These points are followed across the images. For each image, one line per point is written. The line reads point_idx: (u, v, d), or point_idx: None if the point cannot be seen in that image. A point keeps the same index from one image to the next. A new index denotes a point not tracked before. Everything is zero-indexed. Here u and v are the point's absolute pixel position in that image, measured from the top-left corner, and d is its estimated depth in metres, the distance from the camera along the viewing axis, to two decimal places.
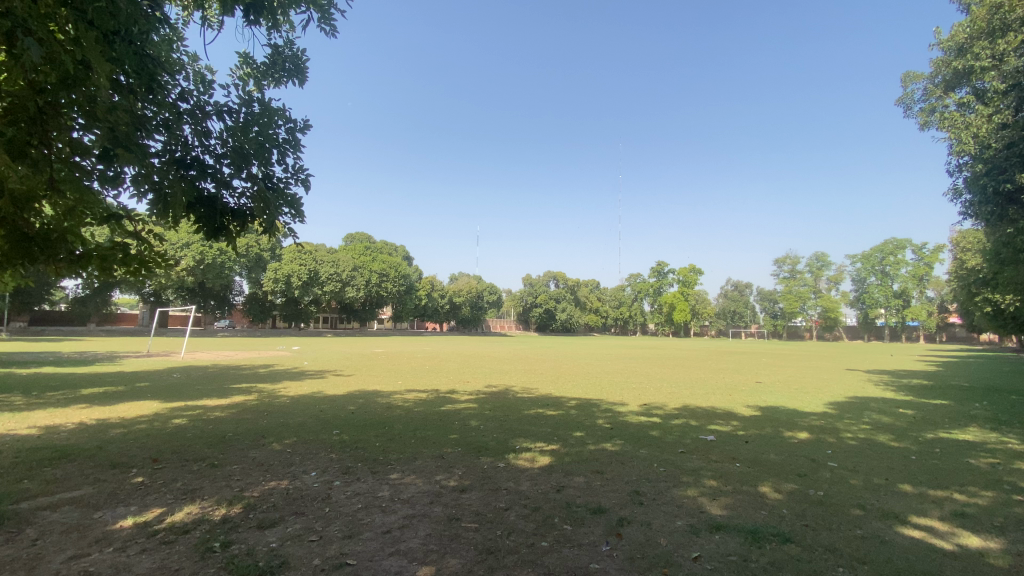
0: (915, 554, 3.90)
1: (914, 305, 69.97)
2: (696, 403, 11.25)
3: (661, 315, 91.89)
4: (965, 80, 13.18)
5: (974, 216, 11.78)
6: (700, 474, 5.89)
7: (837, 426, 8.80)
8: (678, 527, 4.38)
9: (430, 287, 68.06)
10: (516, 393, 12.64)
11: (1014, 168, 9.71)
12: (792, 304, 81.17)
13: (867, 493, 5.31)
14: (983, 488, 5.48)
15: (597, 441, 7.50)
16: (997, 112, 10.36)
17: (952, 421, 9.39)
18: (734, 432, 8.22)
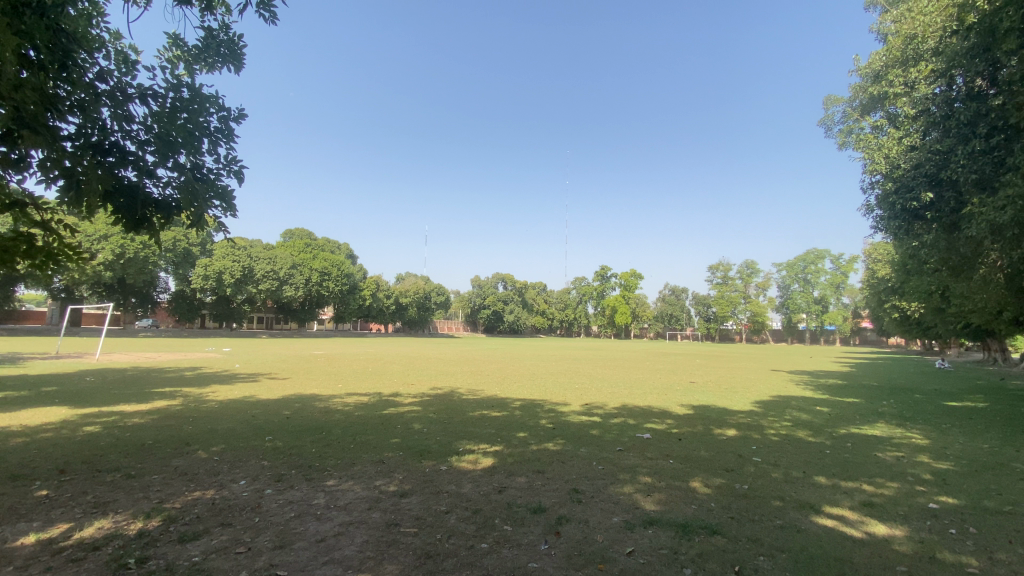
0: (828, 541, 4.24)
1: (831, 311, 76.10)
2: (635, 402, 11.65)
3: (604, 318, 94.62)
4: (879, 105, 14.51)
5: (884, 230, 12.94)
6: (637, 471, 6.11)
7: (761, 423, 9.41)
8: (614, 523, 4.52)
9: (376, 286, 66.47)
10: (461, 395, 12.57)
11: (920, 187, 10.64)
12: (724, 308, 85.99)
13: (786, 485, 5.71)
14: (888, 479, 6.03)
15: (539, 441, 7.59)
16: (909, 135, 11.40)
17: (862, 418, 10.28)
18: (669, 430, 8.59)
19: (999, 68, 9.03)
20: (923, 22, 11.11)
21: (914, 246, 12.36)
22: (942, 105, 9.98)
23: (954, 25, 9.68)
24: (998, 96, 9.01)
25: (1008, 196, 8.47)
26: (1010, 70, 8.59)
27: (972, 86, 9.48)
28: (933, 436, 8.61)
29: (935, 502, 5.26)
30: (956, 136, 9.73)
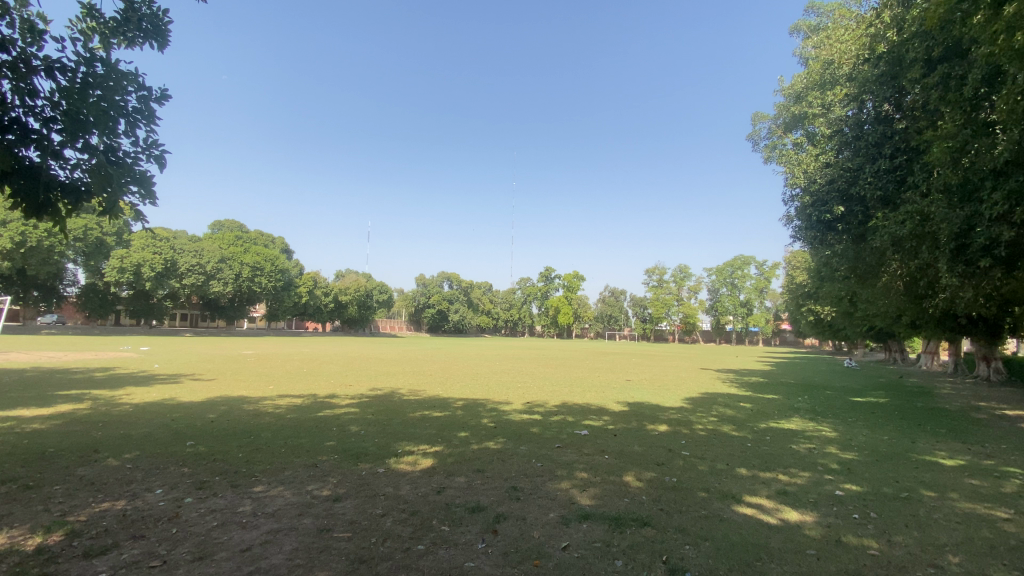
0: (747, 528, 4.53)
1: (755, 313, 81.56)
2: (574, 400, 11.92)
3: (548, 318, 96.31)
4: (799, 124, 15.72)
5: (802, 239, 14.03)
6: (574, 467, 6.27)
7: (691, 419, 9.92)
8: (550, 519, 4.60)
9: (313, 283, 63.85)
10: (401, 396, 12.34)
11: (834, 201, 11.65)
12: (660, 309, 89.95)
13: (711, 477, 6.05)
14: (801, 469, 6.55)
15: (480, 441, 7.60)
16: (825, 153, 12.43)
17: (780, 413, 11.08)
18: (605, 426, 8.85)
19: (903, 96, 10.05)
20: (839, 50, 12.15)
21: (828, 255, 13.49)
22: (854, 126, 10.97)
23: (866, 54, 10.67)
24: (902, 121, 10.02)
25: (908, 212, 9.43)
26: (913, 97, 9.57)
27: (880, 111, 10.48)
28: (840, 428, 9.43)
29: (841, 490, 5.77)
30: (865, 155, 10.71)
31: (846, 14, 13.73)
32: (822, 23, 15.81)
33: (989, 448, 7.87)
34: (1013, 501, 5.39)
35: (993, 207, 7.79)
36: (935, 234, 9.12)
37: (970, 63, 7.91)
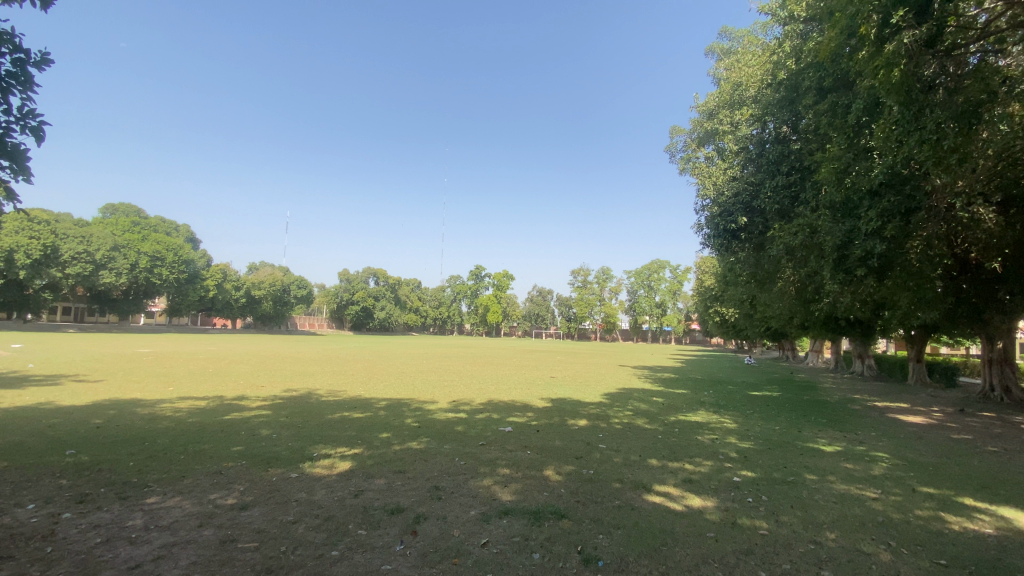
0: (655, 516, 4.82)
1: (669, 314, 86.90)
2: (499, 398, 12.01)
3: (477, 316, 96.51)
4: (711, 140, 16.95)
5: (710, 246, 15.18)
6: (496, 463, 6.33)
7: (609, 413, 10.39)
8: (471, 516, 4.63)
9: (223, 275, 59.24)
10: (318, 397, 11.79)
11: (738, 212, 12.69)
12: (583, 309, 93.24)
13: (625, 468, 6.38)
14: (705, 458, 7.09)
15: (402, 441, 7.45)
16: (733, 167, 13.51)
17: (688, 406, 11.90)
18: (528, 422, 9.03)
19: (798, 120, 11.17)
20: (747, 74, 13.26)
21: (732, 261, 14.69)
22: (757, 144, 12.02)
23: (769, 79, 11.75)
24: (797, 143, 11.14)
25: (800, 225, 10.49)
26: (806, 121, 10.66)
27: (779, 132, 11.56)
28: (740, 420, 10.31)
29: (738, 476, 6.31)
30: (766, 171, 11.78)
31: (753, 41, 15.03)
32: (733, 48, 17.20)
33: (859, 435, 8.97)
34: (876, 481, 6.20)
35: (869, 223, 8.88)
36: (820, 245, 10.25)
37: (854, 94, 8.96)
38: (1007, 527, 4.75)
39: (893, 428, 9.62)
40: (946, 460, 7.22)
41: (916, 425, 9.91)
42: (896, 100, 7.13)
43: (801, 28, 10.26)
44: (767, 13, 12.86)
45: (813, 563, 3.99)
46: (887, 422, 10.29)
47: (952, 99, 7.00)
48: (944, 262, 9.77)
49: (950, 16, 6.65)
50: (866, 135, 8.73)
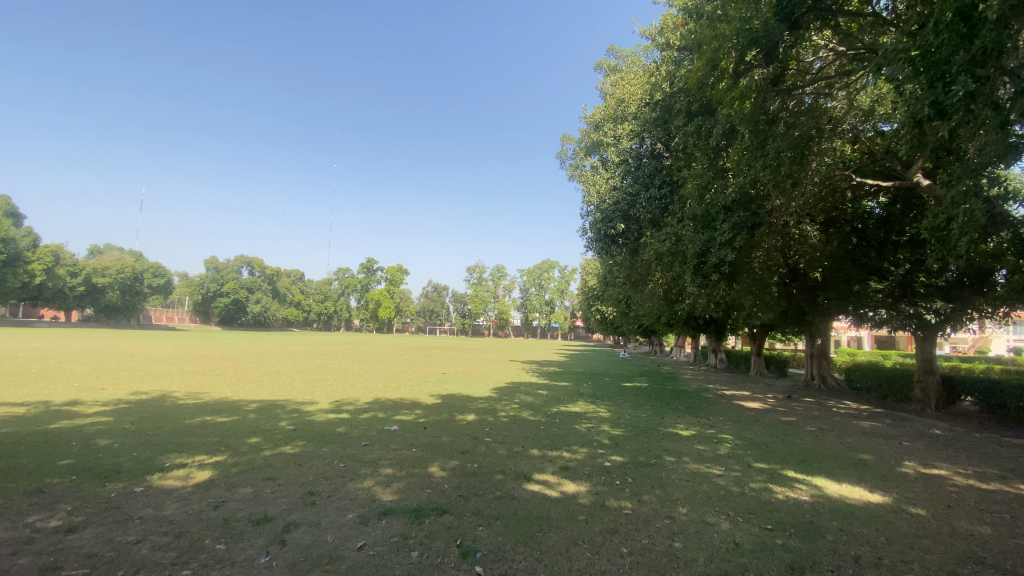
0: (533, 504, 5.05)
1: (557, 311, 91.02)
2: (386, 396, 11.67)
3: (366, 312, 92.64)
4: (596, 150, 18.10)
5: (592, 249, 16.36)
6: (378, 463, 6.16)
7: (496, 407, 10.64)
8: (348, 520, 4.45)
9: (54, 259, 50.02)
10: (176, 400, 10.49)
11: (617, 219, 14.11)
12: (476, 305, 94.23)
13: (507, 460, 6.59)
14: (582, 446, 7.58)
15: (275, 446, 6.92)
16: (614, 177, 14.58)
17: (570, 398, 12.60)
18: (415, 420, 8.91)
19: (670, 139, 12.30)
20: (629, 92, 14.30)
21: (612, 264, 15.95)
22: (636, 158, 13.08)
23: (647, 98, 12.78)
24: (669, 159, 12.30)
25: (669, 234, 11.66)
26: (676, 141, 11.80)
27: (655, 148, 12.64)
28: (614, 409, 11.18)
29: (609, 461, 6.85)
30: (642, 183, 12.98)
31: (636, 62, 16.31)
32: (618, 66, 18.44)
33: (711, 420, 10.22)
34: (721, 459, 7.11)
35: (723, 235, 10.07)
36: (683, 253, 11.46)
37: (715, 120, 10.01)
38: (816, 493, 5.75)
39: (736, 413, 11.09)
40: (774, 439, 8.52)
41: (754, 410, 11.55)
42: (746, 128, 8.20)
43: (675, 55, 11.23)
44: (647, 38, 13.97)
45: (667, 536, 4.47)
46: (733, 408, 11.83)
47: (789, 132, 8.22)
48: (778, 271, 11.52)
49: (789, 62, 7.82)
50: (723, 157, 9.90)
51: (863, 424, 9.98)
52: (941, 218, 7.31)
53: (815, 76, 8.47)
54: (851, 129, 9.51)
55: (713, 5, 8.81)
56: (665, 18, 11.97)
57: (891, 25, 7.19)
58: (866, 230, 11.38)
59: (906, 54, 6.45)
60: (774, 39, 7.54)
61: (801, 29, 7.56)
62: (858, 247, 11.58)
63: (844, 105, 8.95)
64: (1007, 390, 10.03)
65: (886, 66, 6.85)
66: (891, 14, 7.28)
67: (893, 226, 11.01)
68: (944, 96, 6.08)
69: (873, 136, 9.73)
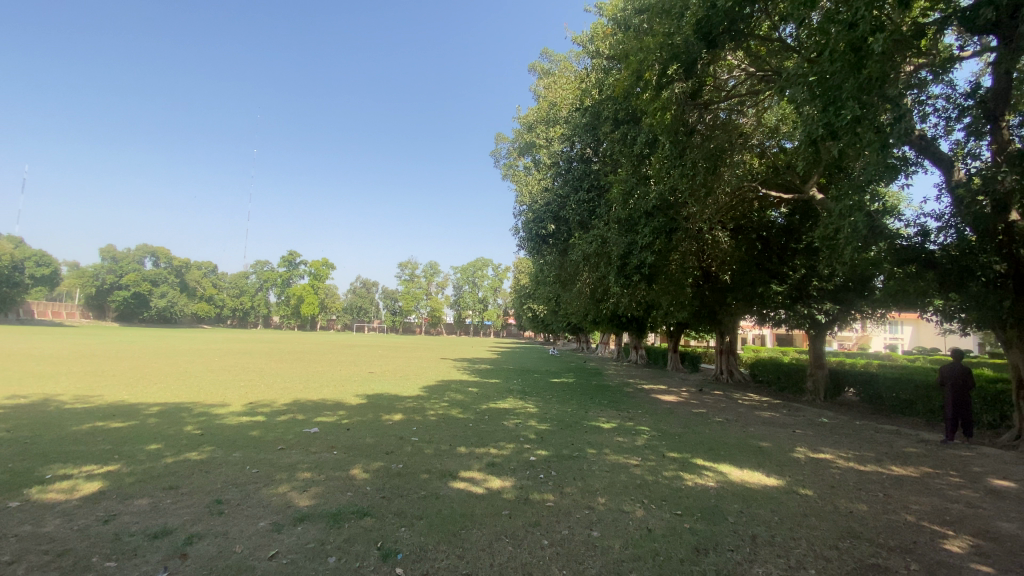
0: (458, 502, 5.06)
1: (490, 309, 91.42)
2: (306, 397, 11.14)
3: (288, 308, 87.80)
4: (529, 151, 18.37)
5: (524, 248, 16.71)
6: (296, 468, 5.88)
7: (424, 406, 10.50)
8: (259, 528, 4.21)
9: None
10: (61, 405, 9.39)
11: (547, 220, 14.56)
12: (408, 302, 92.46)
13: (434, 459, 6.53)
14: (509, 442, 7.69)
15: (178, 452, 6.40)
16: (545, 178, 14.95)
17: (499, 395, 12.73)
18: (337, 421, 8.60)
19: (598, 144, 12.73)
20: (561, 96, 14.64)
21: (543, 262, 16.42)
22: (566, 161, 13.50)
23: (578, 103, 13.16)
24: (597, 164, 12.79)
25: (595, 236, 12.15)
26: (603, 147, 12.26)
27: (584, 152, 13.11)
28: (542, 405, 11.43)
29: (534, 455, 7.00)
30: (571, 186, 13.43)
31: (568, 67, 16.69)
32: (551, 70, 18.78)
33: (630, 413, 10.76)
34: (639, 450, 7.50)
35: (644, 239, 10.63)
36: (608, 254, 11.99)
37: (639, 128, 10.51)
38: (721, 479, 6.23)
39: (654, 406, 11.74)
40: (687, 430, 9.12)
41: (670, 403, 12.30)
42: (666, 138, 8.70)
43: (604, 64, 11.61)
44: (579, 45, 14.31)
45: (586, 526, 4.65)
46: (651, 402, 12.50)
47: (704, 145, 8.90)
48: (693, 273, 12.35)
49: (705, 78, 8.37)
50: (645, 165, 10.41)
51: (764, 414, 10.94)
52: (830, 228, 8.18)
53: (729, 94, 9.14)
54: (759, 144, 10.37)
55: (640, 19, 9.20)
56: (596, 27, 12.33)
57: (794, 51, 7.88)
58: (769, 238, 12.53)
59: (806, 78, 7.13)
60: (694, 56, 8.05)
61: (716, 49, 8.11)
62: (763, 252, 12.67)
63: (753, 122, 9.73)
64: (882, 382, 11.41)
65: (789, 88, 7.53)
66: (793, 41, 7.99)
67: (792, 234, 12.21)
68: (836, 119, 6.80)
69: (777, 151, 10.66)
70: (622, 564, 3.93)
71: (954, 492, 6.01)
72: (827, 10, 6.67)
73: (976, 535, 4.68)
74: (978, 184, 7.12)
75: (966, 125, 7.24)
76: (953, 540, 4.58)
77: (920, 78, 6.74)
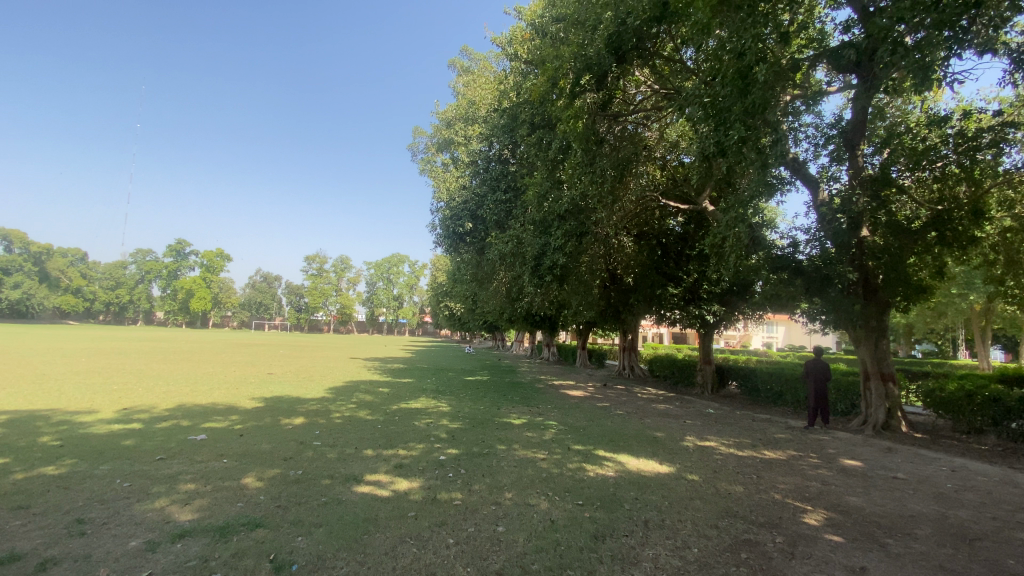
0: (361, 506, 4.90)
1: (405, 306, 89.40)
2: (194, 401, 10.17)
3: (175, 303, 79.38)
4: (447, 148, 18.22)
5: (440, 246, 16.58)
6: (178, 479, 5.34)
7: (329, 408, 10.01)
8: (130, 548, 3.78)
9: None
10: None
11: (464, 218, 14.55)
12: (316, 298, 87.67)
13: (337, 463, 6.26)
14: (419, 442, 7.58)
15: (29, 467, 5.53)
16: (463, 176, 14.93)
17: (411, 395, 12.50)
18: (229, 427, 7.93)
19: (515, 146, 12.95)
20: (480, 95, 14.70)
21: (460, 260, 16.44)
22: (484, 160, 13.58)
23: (496, 104, 13.27)
24: (514, 165, 13.00)
25: (511, 236, 12.35)
26: (520, 149, 12.49)
27: (502, 154, 13.26)
28: (453, 403, 11.40)
29: (443, 455, 6.97)
30: (488, 185, 13.54)
31: (488, 67, 16.76)
32: (471, 68, 18.78)
33: (540, 409, 11.07)
34: (546, 445, 7.74)
35: (556, 241, 10.98)
36: (523, 254, 12.26)
37: (554, 134, 10.81)
38: (620, 469, 6.62)
39: (563, 402, 12.18)
40: (592, 423, 9.58)
41: (577, 398, 12.84)
42: (578, 145, 9.05)
43: (521, 67, 11.76)
44: (498, 46, 14.42)
45: (492, 522, 4.72)
46: (560, 398, 12.96)
47: (613, 155, 9.37)
48: (601, 275, 12.98)
49: (615, 91, 8.81)
50: (560, 169, 10.75)
51: (660, 407, 11.80)
52: (719, 237, 8.99)
53: (636, 108, 9.70)
54: (661, 157, 11.15)
55: (557, 27, 9.49)
56: (514, 31, 12.51)
57: (693, 73, 8.55)
58: (668, 244, 13.49)
59: (701, 99, 7.78)
60: (605, 68, 8.46)
61: (626, 64, 8.57)
62: (662, 257, 13.62)
63: (657, 135, 10.43)
64: (759, 377, 12.77)
65: (687, 106, 8.16)
66: (691, 64, 8.66)
67: (688, 242, 13.25)
68: (725, 138, 7.48)
69: (677, 165, 11.52)
70: (526, 557, 4.04)
71: (813, 472, 6.90)
72: (720, 38, 7.30)
73: (828, 509, 5.40)
74: (838, 203, 8.16)
75: (830, 152, 8.31)
76: (810, 514, 5.26)
77: (795, 106, 7.60)
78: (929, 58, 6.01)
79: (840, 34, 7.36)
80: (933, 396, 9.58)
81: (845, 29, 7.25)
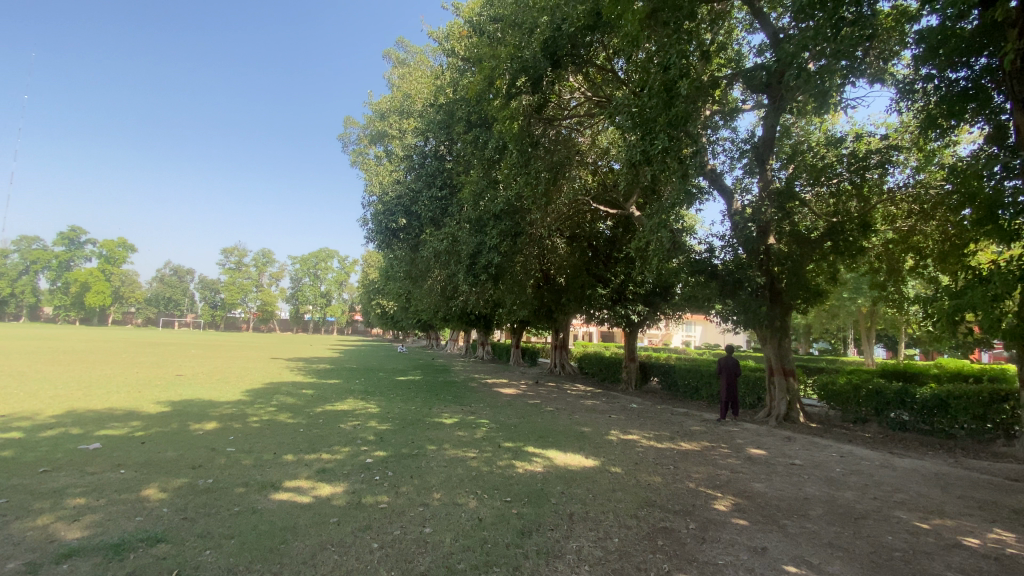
0: (279, 514, 4.65)
1: (333, 304, 85.85)
2: (87, 406, 9.18)
3: (67, 297, 71.10)
4: (381, 140, 17.71)
5: (372, 241, 16.10)
6: (65, 493, 4.81)
7: (246, 412, 9.42)
8: (4, 572, 3.36)
9: None
10: None
11: (397, 213, 14.21)
12: (235, 294, 82.01)
13: (253, 470, 5.90)
14: (344, 446, 7.32)
15: None
16: (398, 171, 14.59)
17: (338, 395, 12.04)
18: (129, 434, 7.24)
19: (451, 143, 12.83)
20: (416, 89, 14.41)
21: (393, 256, 16.07)
22: (419, 156, 13.34)
23: (432, 99, 13.08)
24: (450, 162, 12.87)
25: (445, 233, 12.21)
26: (456, 146, 12.40)
27: (437, 150, 13.09)
28: (382, 404, 11.12)
29: (370, 457, 6.78)
30: (423, 181, 13.32)
31: (424, 61, 16.48)
32: (407, 60, 18.38)
33: (472, 407, 11.08)
34: (476, 443, 7.76)
35: (491, 240, 10.99)
36: (458, 252, 12.19)
37: (490, 133, 10.82)
38: (548, 464, 6.78)
39: (494, 399, 12.26)
40: (522, 420, 9.72)
41: (509, 396, 12.98)
42: (514, 146, 9.13)
43: (458, 64, 11.65)
44: (435, 41, 14.23)
45: (419, 524, 4.66)
46: (492, 396, 13.03)
47: (547, 157, 9.53)
48: (534, 275, 13.18)
49: (550, 95, 8.96)
50: (495, 169, 10.78)
51: (588, 403, 12.20)
52: (645, 241, 9.42)
53: (570, 113, 9.97)
54: (593, 162, 11.54)
55: (494, 27, 9.52)
56: (452, 27, 12.39)
57: (623, 83, 8.90)
58: (598, 246, 13.96)
59: (630, 109, 8.11)
60: (540, 72, 8.60)
61: (560, 69, 8.74)
62: (593, 259, 14.07)
63: (588, 140, 10.75)
64: (679, 374, 13.55)
65: (617, 114, 8.48)
66: (622, 74, 9.00)
67: (616, 245, 13.79)
68: (651, 147, 7.83)
69: (607, 171, 11.96)
70: (452, 557, 4.03)
71: (724, 461, 7.44)
72: (649, 51, 7.66)
73: (735, 495, 5.85)
74: (750, 212, 8.84)
75: (744, 165, 8.98)
76: (720, 500, 5.67)
77: (714, 121, 8.12)
78: (828, 85, 6.70)
79: (754, 56, 7.96)
80: (827, 390, 10.63)
81: (759, 53, 7.84)
